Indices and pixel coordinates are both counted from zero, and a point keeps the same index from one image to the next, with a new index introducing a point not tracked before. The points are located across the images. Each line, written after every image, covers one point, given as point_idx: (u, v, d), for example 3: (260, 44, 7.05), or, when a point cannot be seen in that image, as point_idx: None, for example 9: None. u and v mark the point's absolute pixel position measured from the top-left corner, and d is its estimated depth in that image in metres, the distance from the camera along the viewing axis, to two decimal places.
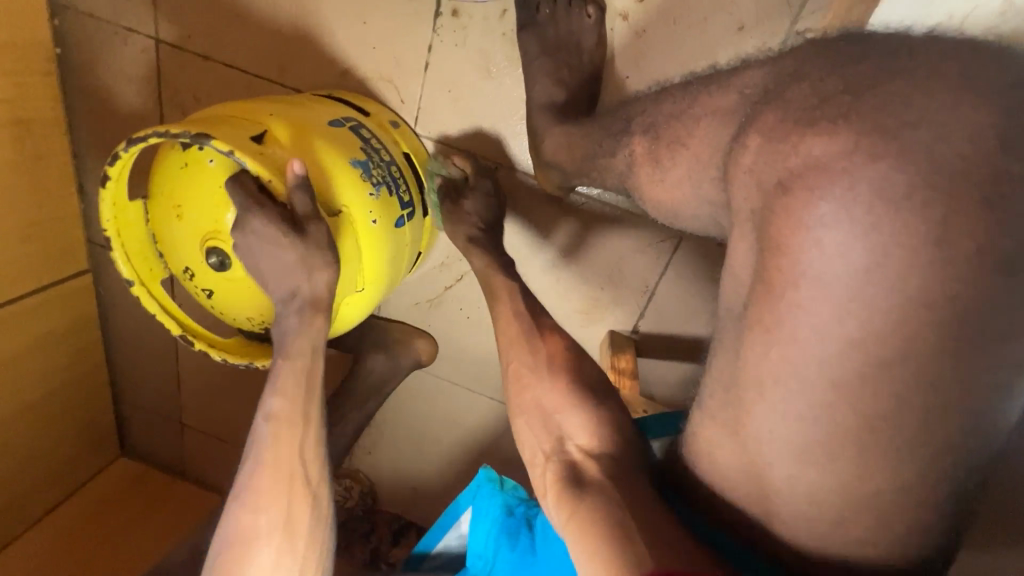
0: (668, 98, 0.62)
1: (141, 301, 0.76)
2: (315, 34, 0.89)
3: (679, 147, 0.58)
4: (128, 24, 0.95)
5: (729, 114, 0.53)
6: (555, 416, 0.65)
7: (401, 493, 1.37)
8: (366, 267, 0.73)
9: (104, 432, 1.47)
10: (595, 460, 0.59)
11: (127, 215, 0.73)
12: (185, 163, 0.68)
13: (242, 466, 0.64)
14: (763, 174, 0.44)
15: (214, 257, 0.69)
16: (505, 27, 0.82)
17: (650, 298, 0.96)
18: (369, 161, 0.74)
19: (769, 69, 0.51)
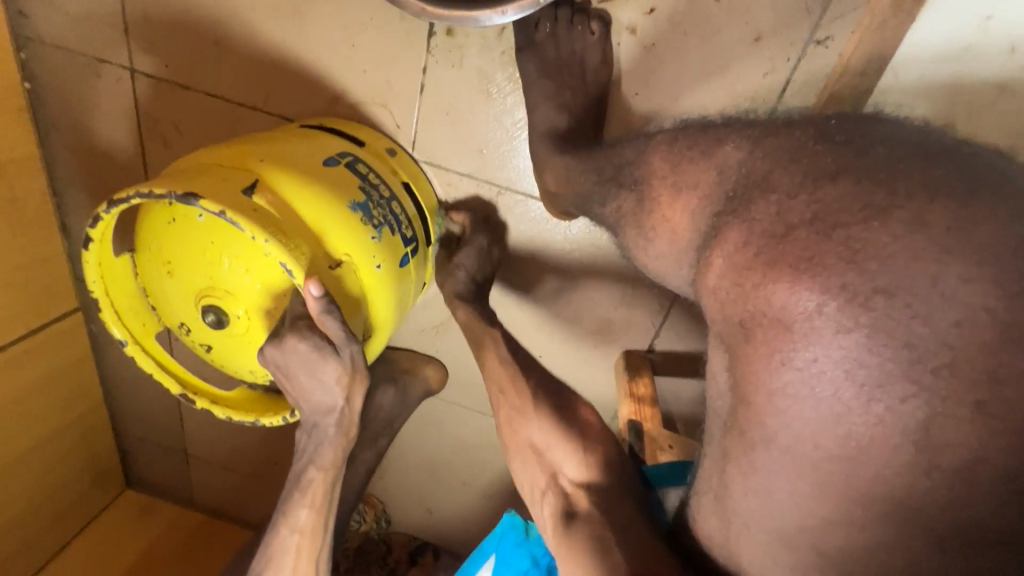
0: (665, 141, 0.58)
1: (135, 360, 0.71)
2: (300, 59, 0.83)
3: (659, 219, 0.55)
4: (98, 54, 0.89)
5: (704, 198, 0.50)
6: (547, 452, 0.74)
7: (415, 513, 1.36)
8: (376, 315, 0.69)
9: (105, 468, 1.43)
10: (584, 491, 0.69)
11: (114, 273, 0.68)
12: (171, 217, 0.64)
13: (285, 495, 0.66)
14: (725, 301, 0.45)
15: (211, 315, 0.65)
16: (504, 46, 0.77)
17: (663, 318, 0.91)
18: (369, 202, 0.70)
19: (737, 158, 0.49)
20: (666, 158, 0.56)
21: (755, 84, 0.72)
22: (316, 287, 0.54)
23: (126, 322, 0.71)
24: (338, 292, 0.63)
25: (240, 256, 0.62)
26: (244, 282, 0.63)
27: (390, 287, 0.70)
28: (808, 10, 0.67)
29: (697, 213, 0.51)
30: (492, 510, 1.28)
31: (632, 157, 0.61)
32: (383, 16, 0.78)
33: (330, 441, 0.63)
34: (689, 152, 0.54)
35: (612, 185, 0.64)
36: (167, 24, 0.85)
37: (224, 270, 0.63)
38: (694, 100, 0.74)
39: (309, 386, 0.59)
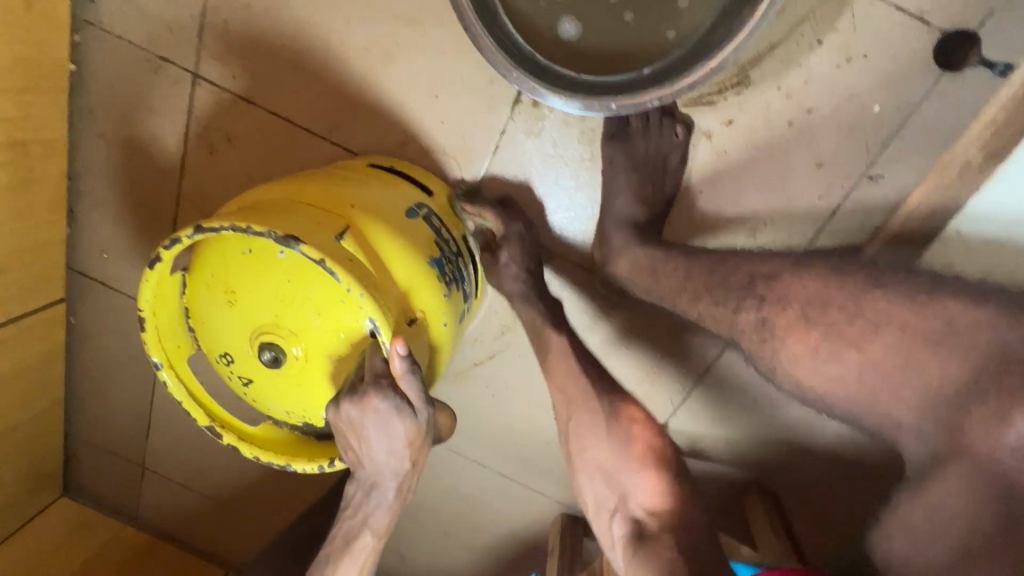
0: (811, 276, 0.62)
1: (166, 385, 0.67)
2: (380, 99, 0.84)
3: (844, 346, 0.58)
4: (161, 53, 0.86)
5: (940, 343, 0.53)
6: (618, 475, 0.71)
7: (387, 560, 1.30)
8: (436, 372, 0.68)
9: (49, 470, 1.30)
10: (656, 517, 0.66)
11: (165, 292, 0.65)
12: (246, 247, 0.61)
13: (328, 555, 0.64)
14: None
15: (268, 353, 0.62)
16: (586, 127, 0.81)
17: (683, 402, 0.96)
18: (444, 259, 0.69)
19: (990, 316, 0.51)
20: (843, 289, 0.59)
21: (809, 202, 0.78)
22: (404, 346, 0.54)
23: (163, 344, 0.67)
24: (414, 349, 0.62)
25: (316, 299, 0.61)
26: (314, 327, 0.61)
27: (451, 345, 0.70)
28: (867, 148, 0.75)
29: (940, 360, 0.53)
30: (471, 566, 1.24)
31: (774, 270, 0.64)
32: (473, 77, 0.81)
33: (385, 506, 0.63)
34: (877, 289, 0.58)
35: (748, 295, 0.65)
36: (248, 38, 0.84)
37: (296, 310, 0.61)
38: (754, 206, 0.80)
39: (377, 447, 0.59)
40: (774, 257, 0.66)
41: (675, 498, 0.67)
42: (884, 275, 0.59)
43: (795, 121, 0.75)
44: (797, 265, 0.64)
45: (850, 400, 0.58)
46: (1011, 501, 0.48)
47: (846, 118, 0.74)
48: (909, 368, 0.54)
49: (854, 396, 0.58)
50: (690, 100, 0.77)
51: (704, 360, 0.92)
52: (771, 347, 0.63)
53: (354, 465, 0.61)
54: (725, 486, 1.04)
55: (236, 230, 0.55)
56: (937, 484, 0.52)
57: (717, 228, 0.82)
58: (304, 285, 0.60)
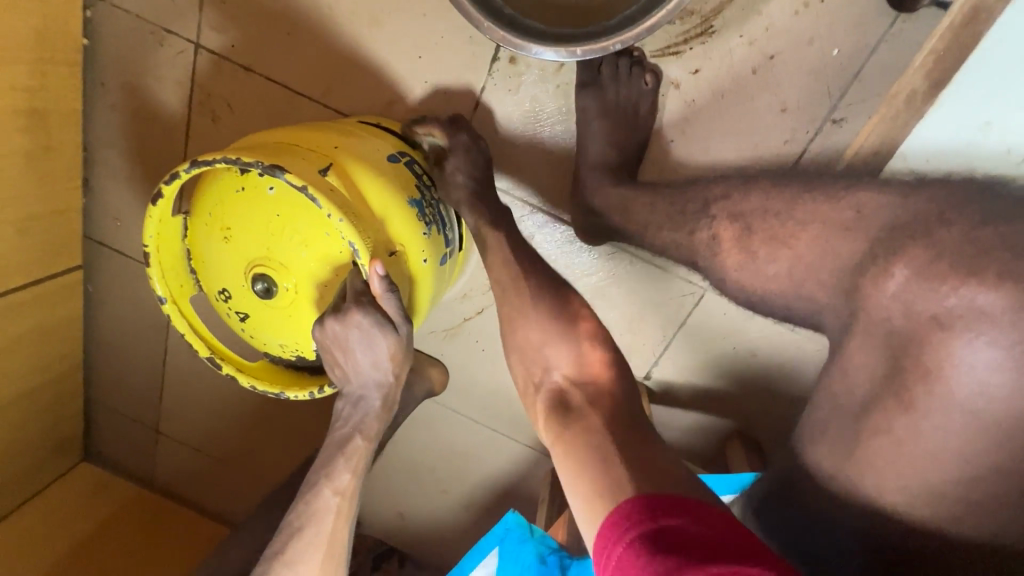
0: (757, 191, 0.69)
1: (169, 318, 0.73)
2: (368, 62, 0.89)
3: (779, 246, 0.65)
4: (166, 24, 0.93)
5: (850, 229, 0.61)
6: (543, 348, 0.73)
7: (387, 517, 1.36)
8: (417, 305, 0.73)
9: (68, 433, 1.37)
10: (577, 387, 0.69)
11: (167, 231, 0.71)
12: (239, 183, 0.67)
13: (320, 464, 0.69)
14: (912, 299, 0.54)
15: (261, 284, 0.68)
16: (561, 80, 0.85)
17: (663, 348, 0.99)
18: (424, 201, 0.75)
19: (889, 200, 0.60)
20: (781, 198, 0.66)
21: (777, 148, 0.82)
22: (382, 268, 0.59)
23: (166, 281, 0.73)
24: (394, 278, 0.67)
25: (303, 231, 0.66)
26: (301, 257, 0.67)
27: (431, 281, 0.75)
28: (830, 92, 0.78)
29: (847, 242, 0.61)
30: (468, 521, 1.29)
31: (725, 192, 0.71)
32: (454, 37, 0.85)
33: (369, 415, 0.69)
34: (807, 193, 0.65)
35: (702, 217, 0.71)
36: (245, 7, 0.90)
37: (285, 243, 0.66)
38: (723, 152, 0.83)
39: (363, 362, 0.65)
40: (726, 180, 0.72)
41: (601, 365, 0.71)
42: (823, 181, 0.66)
43: (758, 67, 0.79)
44: (746, 184, 0.70)
45: (782, 294, 0.66)
46: (893, 343, 0.55)
47: (807, 62, 0.77)
48: (827, 253, 0.62)
49: (786, 287, 0.66)
50: (658, 50, 0.81)
51: (683, 307, 0.95)
52: (720, 257, 0.69)
53: (342, 382, 0.67)
54: (707, 435, 1.08)
55: (228, 163, 0.60)
56: (850, 348, 0.58)
57: (688, 175, 0.85)
58: (289, 219, 0.66)
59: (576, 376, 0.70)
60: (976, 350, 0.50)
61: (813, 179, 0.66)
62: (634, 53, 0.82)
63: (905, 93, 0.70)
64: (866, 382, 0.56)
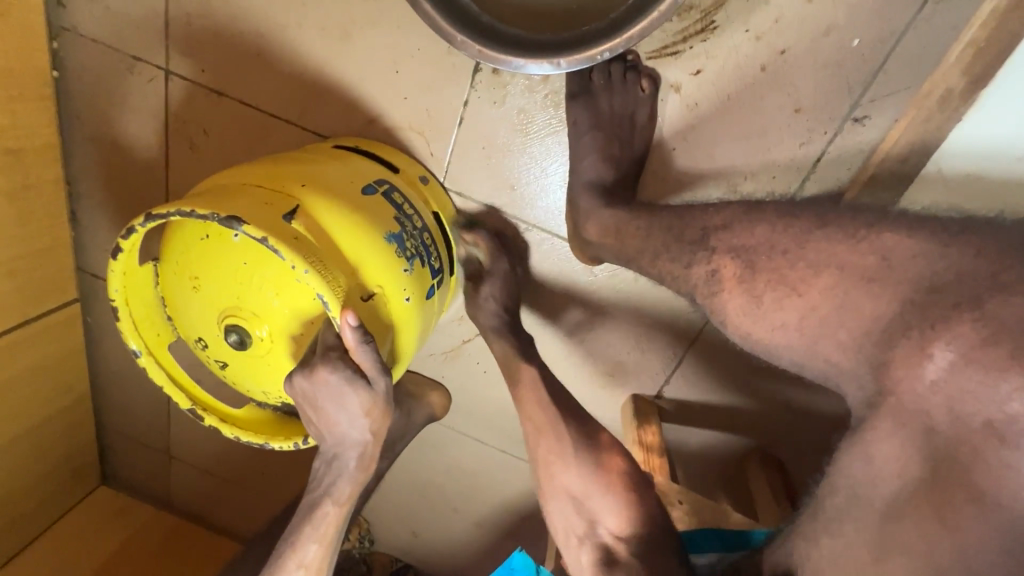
0: (762, 221, 0.60)
1: (146, 370, 0.70)
2: (343, 79, 0.84)
3: (788, 292, 0.56)
4: (134, 51, 0.89)
5: (874, 281, 0.51)
6: (585, 501, 0.75)
7: (400, 536, 1.34)
8: (402, 345, 0.68)
9: (84, 460, 1.38)
10: (624, 543, 0.72)
11: (136, 281, 0.67)
12: (203, 232, 0.62)
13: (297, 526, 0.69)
14: (956, 397, 0.45)
15: (234, 335, 0.64)
16: (549, 90, 0.78)
17: (675, 366, 0.93)
18: (404, 234, 0.69)
19: (922, 247, 0.50)
20: (788, 234, 0.57)
21: (791, 154, 0.74)
22: (355, 318, 0.54)
23: (141, 333, 0.70)
24: (371, 324, 0.62)
25: (273, 279, 0.62)
26: (274, 306, 0.62)
27: (418, 319, 0.70)
28: (849, 89, 0.70)
29: (872, 299, 0.51)
30: (480, 542, 1.26)
31: (725, 221, 0.62)
32: (431, 49, 0.79)
33: (347, 475, 0.65)
34: (822, 230, 0.56)
35: (700, 249, 0.63)
36: (212, 29, 0.85)
37: (255, 291, 0.62)
38: (731, 161, 0.76)
39: (342, 419, 0.60)
40: (728, 206, 0.64)
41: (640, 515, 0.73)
42: (836, 215, 0.56)
43: (767, 65, 0.70)
44: (747, 212, 0.62)
45: (792, 348, 0.56)
46: (935, 444, 0.46)
47: (823, 56, 0.69)
48: (846, 309, 0.52)
49: (798, 343, 0.56)
50: (653, 52, 0.73)
51: (693, 325, 0.89)
52: (722, 300, 0.61)
53: (321, 437, 0.63)
54: (724, 454, 1.02)
55: (183, 216, 0.56)
56: (876, 432, 0.49)
57: (692, 186, 0.78)
58: (258, 267, 0.61)
59: (623, 533, 0.73)
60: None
61: (812, 207, 0.59)
62: (628, 57, 0.75)
63: (939, 91, 0.64)
64: (897, 478, 0.48)
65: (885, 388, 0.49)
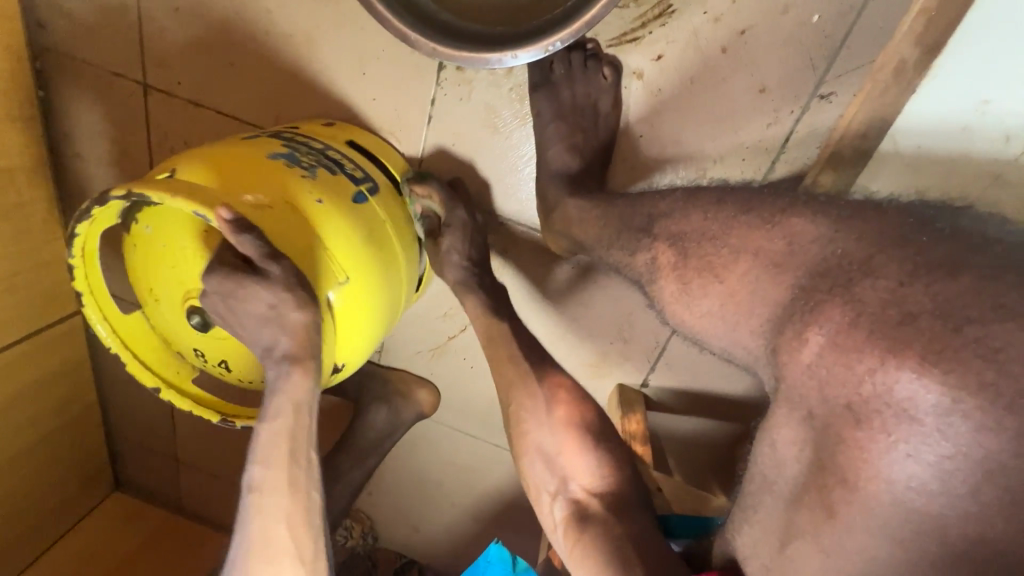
0: (700, 203, 0.61)
1: (173, 403, 0.74)
2: (312, 84, 0.85)
3: (710, 278, 0.57)
4: (112, 68, 0.91)
5: (781, 267, 0.52)
6: (558, 458, 0.76)
7: (402, 533, 1.35)
8: (345, 298, 0.68)
9: (95, 468, 1.42)
10: (597, 497, 0.73)
11: (132, 331, 0.74)
12: (137, 245, 0.68)
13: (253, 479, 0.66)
14: (825, 381, 0.47)
15: (195, 317, 0.67)
16: (513, 83, 0.78)
17: (659, 354, 0.92)
18: (294, 152, 0.71)
19: (822, 230, 0.51)
20: (717, 217, 0.59)
21: (759, 134, 0.73)
22: (225, 212, 0.55)
23: (159, 373, 0.75)
24: (279, 223, 0.63)
25: (190, 242, 0.64)
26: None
27: (344, 218, 0.69)
28: (813, 66, 0.69)
29: (774, 286, 0.52)
30: (479, 535, 1.27)
31: (668, 208, 0.64)
32: (395, 49, 0.80)
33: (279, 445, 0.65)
34: (742, 214, 0.57)
35: (644, 236, 0.65)
36: (184, 42, 0.87)
37: (189, 266, 0.66)
38: (698, 145, 0.75)
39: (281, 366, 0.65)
40: (671, 193, 0.65)
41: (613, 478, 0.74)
42: (759, 199, 0.58)
43: (728, 46, 0.70)
44: (686, 199, 0.63)
45: (717, 334, 0.57)
46: (818, 429, 0.48)
47: (782, 33, 0.68)
48: (756, 294, 0.53)
49: (722, 331, 0.57)
50: (613, 39, 0.73)
51: None
52: (659, 287, 0.62)
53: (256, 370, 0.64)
54: (713, 441, 1.01)
55: (81, 218, 0.61)
56: (777, 417, 0.51)
57: (661, 172, 0.78)
58: (173, 238, 0.66)
59: (596, 489, 0.74)
60: (903, 459, 0.43)
61: (755, 195, 0.58)
62: (587, 45, 0.75)
63: (892, 63, 0.63)
64: (795, 461, 0.50)
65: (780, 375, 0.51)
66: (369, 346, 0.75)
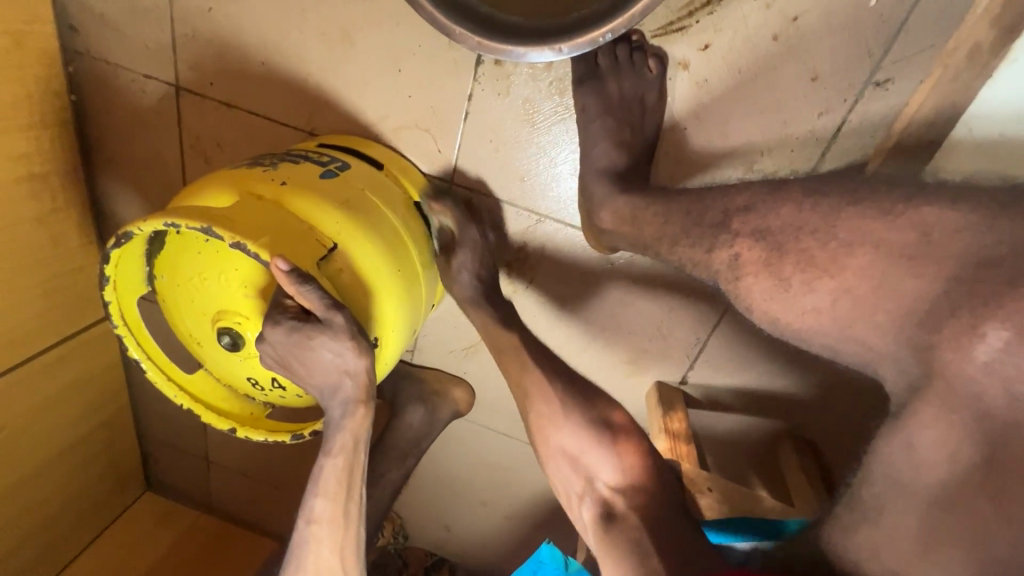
0: (787, 204, 0.62)
1: (249, 437, 0.73)
2: (347, 81, 0.84)
3: (816, 274, 0.60)
4: (144, 70, 0.91)
5: (913, 259, 0.55)
6: (580, 457, 0.80)
7: (434, 532, 1.35)
8: (344, 267, 0.66)
9: (127, 469, 1.43)
10: (620, 494, 0.78)
11: (197, 388, 0.75)
12: (162, 300, 0.70)
13: (327, 398, 0.67)
14: (1012, 378, 0.47)
15: (226, 338, 0.66)
16: (554, 77, 0.76)
17: (700, 351, 0.91)
18: (258, 159, 0.72)
19: (966, 220, 0.53)
20: (816, 212, 0.60)
21: (808, 124, 0.71)
22: (283, 262, 0.56)
23: (233, 416, 0.76)
24: (250, 210, 0.62)
25: (197, 273, 0.65)
26: (227, 290, 0.65)
27: (314, 191, 0.67)
28: (869, 53, 0.66)
29: (913, 278, 0.54)
30: (511, 533, 1.27)
31: (748, 202, 0.65)
32: (432, 44, 0.78)
33: (341, 380, 0.65)
34: (853, 206, 0.59)
35: (720, 232, 0.66)
36: (217, 41, 0.86)
37: (209, 295, 0.66)
38: (747, 136, 0.73)
39: (272, 338, 0.61)
40: (750, 188, 0.66)
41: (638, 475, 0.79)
42: (870, 191, 0.59)
43: (781, 34, 0.67)
44: (772, 192, 0.64)
45: (825, 330, 0.60)
46: (987, 428, 0.49)
47: (840, 17, 0.65)
48: (880, 289, 0.56)
49: (830, 327, 0.60)
50: (659, 29, 0.71)
51: (716, 309, 0.87)
52: (746, 285, 0.64)
53: (264, 349, 0.63)
54: (754, 437, 0.99)
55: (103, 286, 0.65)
56: (920, 417, 0.53)
57: (707, 166, 0.76)
58: (182, 274, 0.66)
59: (619, 486, 0.78)
60: None
61: (856, 189, 0.60)
62: (633, 37, 0.74)
63: (966, 47, 0.61)
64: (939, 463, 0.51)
65: (933, 373, 0.52)
66: (401, 312, 0.71)
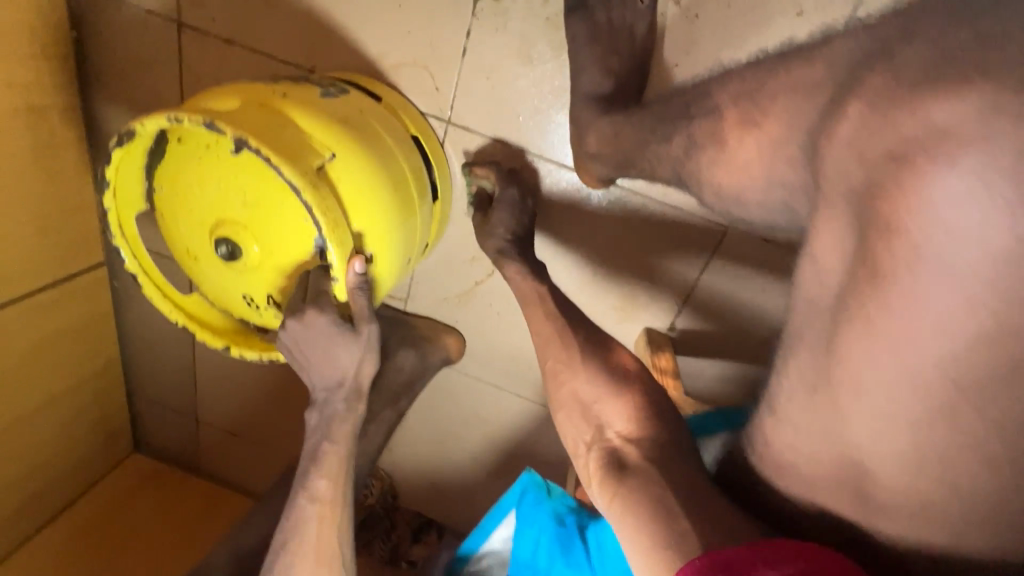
0: (733, 79, 0.60)
1: (243, 355, 0.74)
2: (348, 16, 0.85)
3: (750, 128, 0.56)
4: (147, 6, 0.92)
5: (816, 87, 0.50)
6: (594, 406, 0.69)
7: (423, 490, 1.36)
8: (340, 179, 0.67)
9: (116, 427, 1.43)
10: (635, 444, 0.62)
11: (193, 307, 0.76)
12: (160, 214, 0.71)
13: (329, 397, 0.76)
14: (862, 149, 0.41)
15: (224, 247, 0.67)
16: (550, 11, 0.78)
17: (689, 295, 0.92)
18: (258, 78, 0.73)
19: (862, 38, 0.48)
20: (755, 76, 0.57)
21: None
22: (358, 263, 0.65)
23: (228, 336, 0.77)
24: (250, 113, 0.63)
25: (196, 182, 0.66)
26: (225, 197, 0.66)
27: (314, 105, 0.69)
28: None
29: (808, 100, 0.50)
30: (501, 488, 1.28)
31: (706, 88, 0.63)
32: None
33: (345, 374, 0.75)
34: (782, 65, 0.55)
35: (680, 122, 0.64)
36: None
37: (207, 204, 0.67)
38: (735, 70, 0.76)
39: None
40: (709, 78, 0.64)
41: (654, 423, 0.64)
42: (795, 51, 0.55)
43: None
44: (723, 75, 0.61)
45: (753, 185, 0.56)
46: None
47: None
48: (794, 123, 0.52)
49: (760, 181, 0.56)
50: None
51: (705, 250, 0.88)
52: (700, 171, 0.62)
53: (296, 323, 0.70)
54: (741, 385, 1.01)
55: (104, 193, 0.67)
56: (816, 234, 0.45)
57: None
58: (181, 184, 0.67)
59: (634, 435, 0.63)
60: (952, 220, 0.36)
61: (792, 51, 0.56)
62: None
63: None
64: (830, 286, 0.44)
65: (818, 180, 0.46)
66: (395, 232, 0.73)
